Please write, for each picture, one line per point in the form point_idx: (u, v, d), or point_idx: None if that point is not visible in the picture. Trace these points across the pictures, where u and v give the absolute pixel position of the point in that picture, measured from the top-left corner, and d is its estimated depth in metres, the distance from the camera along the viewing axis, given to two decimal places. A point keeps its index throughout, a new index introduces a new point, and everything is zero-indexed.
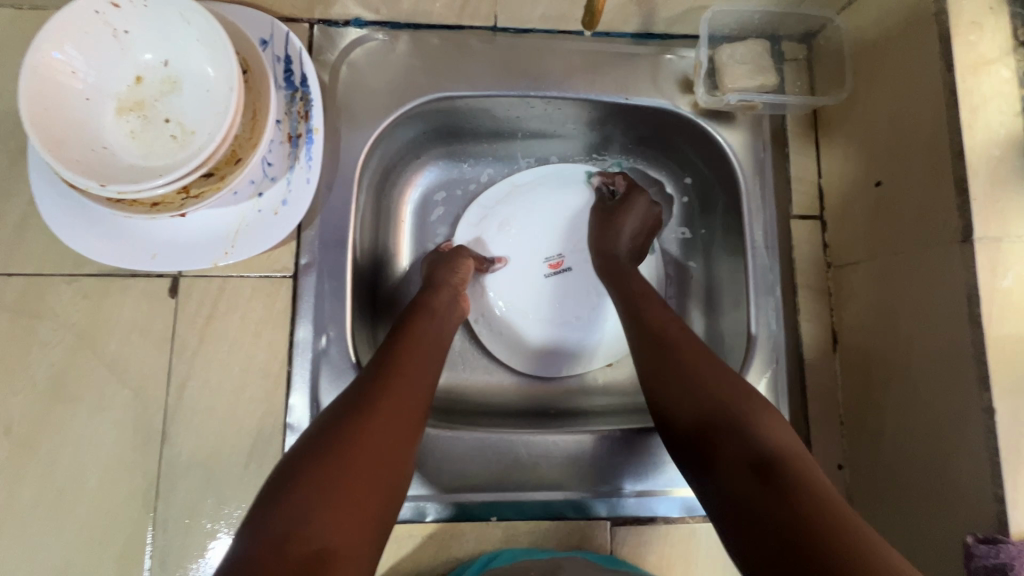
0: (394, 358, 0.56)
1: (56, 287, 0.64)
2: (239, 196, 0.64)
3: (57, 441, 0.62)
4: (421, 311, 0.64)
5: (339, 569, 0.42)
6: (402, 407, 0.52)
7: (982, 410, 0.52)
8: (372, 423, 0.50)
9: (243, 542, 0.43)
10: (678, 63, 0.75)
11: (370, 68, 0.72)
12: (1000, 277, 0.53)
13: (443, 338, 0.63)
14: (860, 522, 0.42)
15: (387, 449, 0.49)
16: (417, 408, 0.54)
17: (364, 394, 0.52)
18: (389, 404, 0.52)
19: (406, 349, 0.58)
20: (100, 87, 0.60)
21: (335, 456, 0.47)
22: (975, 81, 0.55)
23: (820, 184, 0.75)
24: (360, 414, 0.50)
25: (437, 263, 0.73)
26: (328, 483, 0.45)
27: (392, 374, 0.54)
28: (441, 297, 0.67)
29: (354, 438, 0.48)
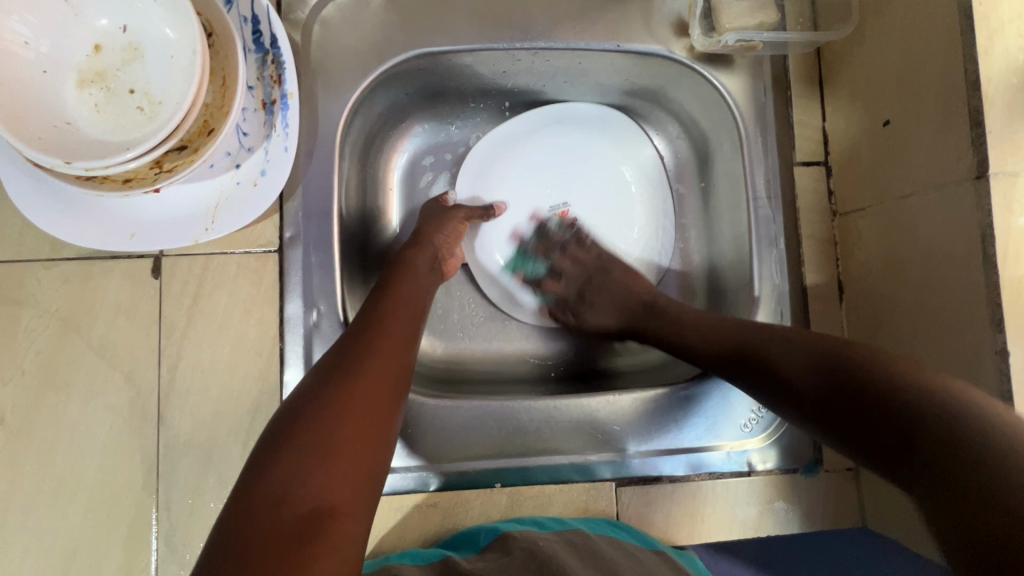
0: (376, 319, 0.55)
1: (35, 274, 0.62)
2: (215, 167, 0.61)
3: (52, 429, 0.61)
4: (402, 271, 0.62)
5: (337, 526, 0.42)
6: (388, 360, 0.51)
7: (995, 352, 0.50)
8: (361, 379, 0.49)
9: (234, 507, 0.42)
10: (672, 4, 0.70)
11: (345, 26, 0.67)
12: (1017, 215, 0.50)
13: (427, 296, 0.62)
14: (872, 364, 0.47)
15: (378, 402, 0.48)
16: (404, 362, 0.53)
17: (347, 352, 0.51)
18: (374, 360, 0.51)
19: (391, 304, 0.57)
20: (55, 57, 0.56)
21: (325, 415, 0.46)
22: (993, 2, 0.51)
23: (824, 128, 0.71)
24: (345, 369, 0.49)
25: (424, 220, 0.70)
26: (322, 441, 0.44)
27: (373, 334, 0.53)
28: (422, 256, 0.65)
29: (341, 395, 0.47)
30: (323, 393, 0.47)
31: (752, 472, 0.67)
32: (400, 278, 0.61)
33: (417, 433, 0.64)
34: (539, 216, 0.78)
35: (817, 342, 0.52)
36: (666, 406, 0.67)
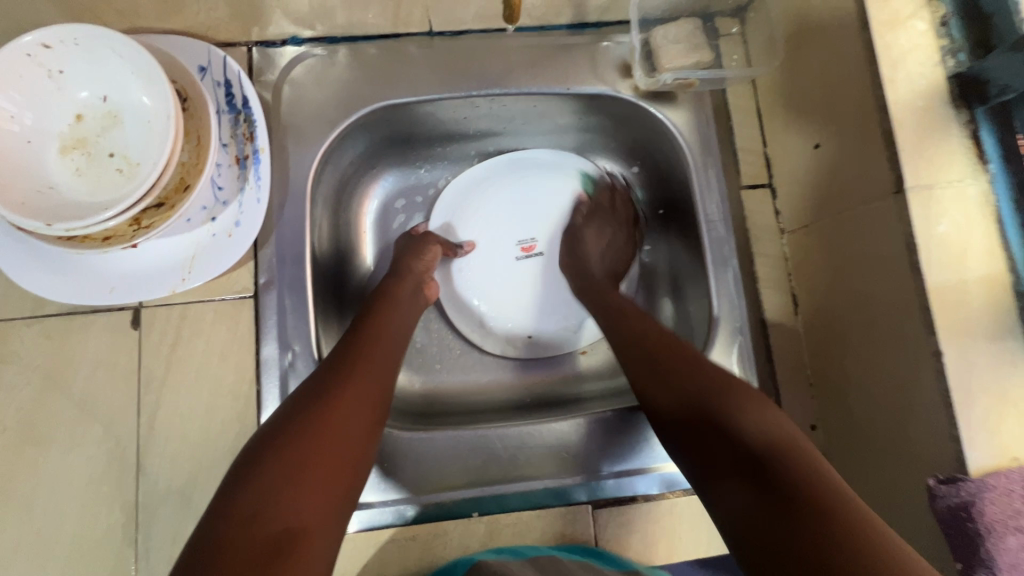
0: (359, 346, 0.57)
1: (17, 331, 0.64)
2: (192, 222, 0.65)
3: (32, 483, 0.62)
4: (385, 299, 0.65)
5: (302, 548, 0.43)
6: (368, 390, 0.53)
7: (931, 352, 0.53)
8: (341, 404, 0.51)
9: (205, 524, 0.44)
10: (616, 49, 0.76)
11: (312, 84, 0.72)
12: (936, 223, 0.54)
13: (410, 324, 0.66)
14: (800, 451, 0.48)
15: (354, 432, 0.50)
16: (384, 393, 0.55)
17: (329, 378, 0.53)
18: (355, 387, 0.53)
19: (374, 330, 0.60)
20: (40, 128, 0.60)
21: (306, 439, 0.47)
22: (893, 37, 0.56)
23: (766, 153, 0.76)
24: (326, 396, 0.51)
25: (408, 250, 0.74)
26: (301, 464, 0.46)
27: (356, 360, 0.55)
28: (405, 285, 0.68)
29: (320, 421, 0.49)
30: (303, 416, 0.49)
31: None
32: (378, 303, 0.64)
33: (395, 468, 0.65)
34: (581, 243, 0.78)
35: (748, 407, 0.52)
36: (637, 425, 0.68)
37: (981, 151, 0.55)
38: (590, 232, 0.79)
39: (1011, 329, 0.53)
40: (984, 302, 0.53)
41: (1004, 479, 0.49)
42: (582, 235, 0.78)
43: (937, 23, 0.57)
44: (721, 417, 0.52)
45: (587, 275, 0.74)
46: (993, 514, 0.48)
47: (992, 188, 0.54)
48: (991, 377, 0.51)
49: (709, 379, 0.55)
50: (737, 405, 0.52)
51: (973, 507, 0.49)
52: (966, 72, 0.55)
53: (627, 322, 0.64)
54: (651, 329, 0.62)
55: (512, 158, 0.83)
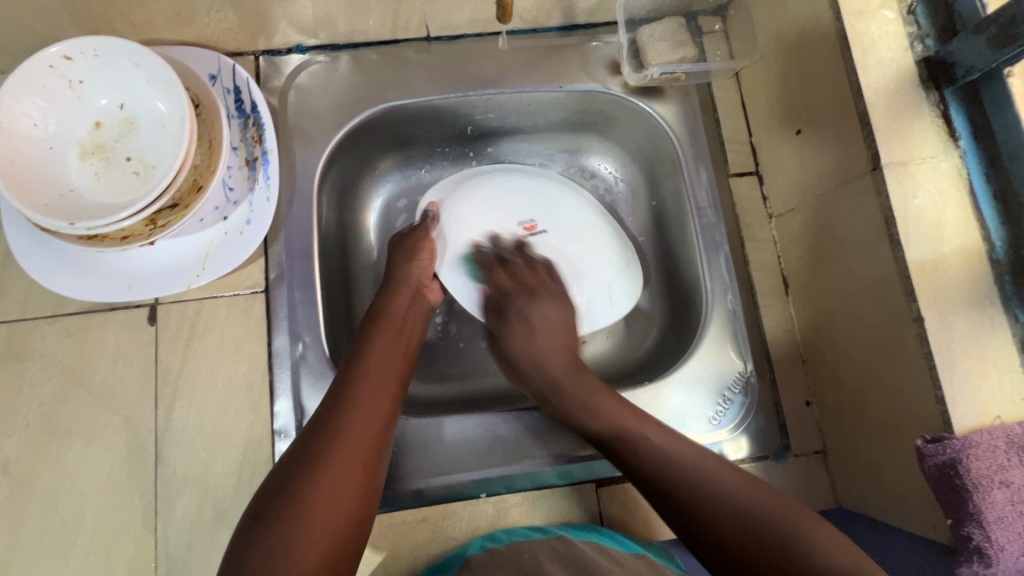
0: (352, 381, 0.58)
1: (38, 330, 0.67)
2: (205, 221, 0.68)
3: (54, 476, 0.64)
4: (381, 319, 0.66)
5: None
6: (360, 438, 0.55)
7: (913, 319, 0.55)
8: (341, 467, 0.52)
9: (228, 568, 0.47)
10: (604, 49, 0.80)
11: (317, 89, 0.76)
12: (912, 197, 0.57)
13: (409, 341, 0.66)
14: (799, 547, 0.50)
15: (354, 488, 0.52)
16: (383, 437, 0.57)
17: (324, 436, 0.54)
18: (353, 443, 0.54)
19: (371, 368, 0.60)
20: (61, 135, 0.64)
21: (314, 506, 0.49)
22: (863, 25, 0.60)
23: (751, 142, 0.80)
24: (323, 458, 0.52)
25: (406, 252, 0.72)
26: (315, 529, 0.49)
27: (352, 399, 0.56)
28: (400, 298, 0.69)
29: (323, 489, 0.50)
30: (306, 484, 0.50)
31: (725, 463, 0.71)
32: (372, 335, 0.64)
33: (403, 453, 0.67)
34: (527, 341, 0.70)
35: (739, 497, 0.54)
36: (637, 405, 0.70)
37: (951, 128, 0.58)
38: (540, 310, 0.71)
39: (988, 294, 0.55)
40: (962, 269, 0.55)
41: (987, 436, 0.51)
42: (522, 330, 0.70)
43: (905, 12, 0.60)
44: (687, 482, 0.55)
45: (552, 380, 0.67)
46: (977, 470, 0.50)
47: (963, 163, 0.58)
48: (971, 339, 0.54)
49: (702, 469, 0.56)
50: (735, 498, 0.53)
51: (959, 464, 0.51)
52: (933, 55, 0.59)
53: (596, 403, 0.63)
54: (622, 413, 0.62)
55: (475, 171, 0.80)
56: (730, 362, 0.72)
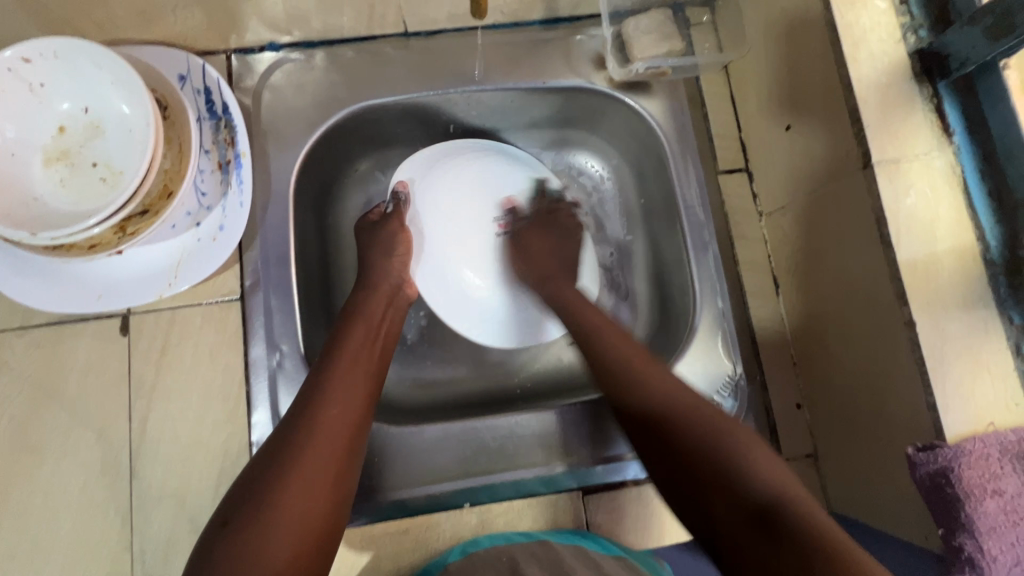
0: (330, 378, 0.57)
1: (7, 342, 0.65)
2: (176, 227, 0.66)
3: (28, 491, 0.63)
4: (359, 318, 0.64)
5: None
6: (340, 436, 0.54)
7: (905, 323, 0.54)
8: (306, 471, 0.50)
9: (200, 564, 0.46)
10: (588, 43, 0.77)
11: (291, 88, 0.73)
12: (904, 196, 0.55)
13: (386, 342, 0.65)
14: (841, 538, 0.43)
15: (322, 489, 0.50)
16: (354, 440, 0.55)
17: (289, 442, 0.52)
18: (319, 447, 0.52)
19: (338, 369, 0.58)
20: (23, 141, 0.61)
21: (280, 513, 0.48)
22: (854, 15, 0.57)
23: (741, 139, 0.78)
24: (289, 463, 0.50)
25: (380, 248, 0.70)
26: (282, 536, 0.47)
27: (329, 396, 0.55)
28: (376, 299, 0.67)
29: (290, 494, 0.49)
30: (272, 492, 0.48)
31: None
32: (341, 337, 0.62)
33: (384, 464, 0.65)
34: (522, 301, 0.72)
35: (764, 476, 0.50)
36: None
37: (944, 124, 0.56)
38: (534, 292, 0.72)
39: (982, 296, 0.53)
40: (955, 270, 0.54)
41: (980, 443, 0.49)
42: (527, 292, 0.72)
43: (897, 1, 0.58)
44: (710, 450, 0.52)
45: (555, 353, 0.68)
46: (970, 478, 0.49)
47: (957, 159, 0.56)
48: (964, 343, 0.52)
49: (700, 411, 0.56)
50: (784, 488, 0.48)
51: (951, 472, 0.49)
52: (927, 47, 0.56)
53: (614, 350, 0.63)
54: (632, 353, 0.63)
55: (456, 146, 0.77)
56: (719, 365, 0.71)
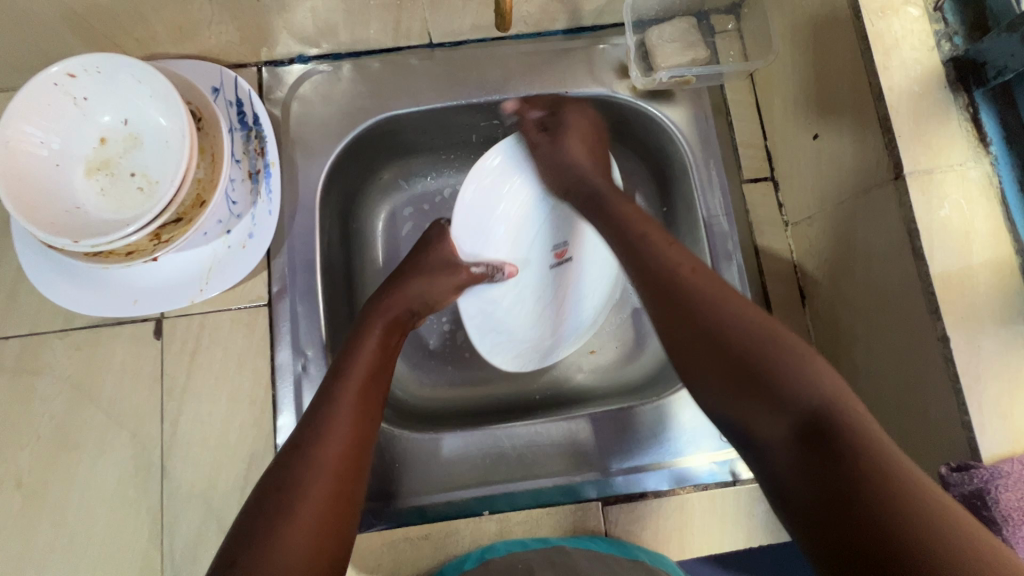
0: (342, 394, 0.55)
1: (48, 344, 0.68)
2: (209, 235, 0.68)
3: (66, 486, 0.66)
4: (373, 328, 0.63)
5: None
6: (350, 455, 0.52)
7: (938, 339, 0.52)
8: (315, 487, 0.49)
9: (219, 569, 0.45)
10: (612, 52, 0.77)
11: (319, 100, 0.75)
12: (938, 208, 0.53)
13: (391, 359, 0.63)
14: (891, 449, 0.41)
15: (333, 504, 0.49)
16: (364, 453, 0.54)
17: (297, 464, 0.50)
18: (330, 464, 0.50)
19: (348, 387, 0.56)
20: (66, 153, 0.64)
21: (295, 529, 0.46)
22: (886, 23, 0.56)
23: (766, 147, 0.77)
24: (302, 484, 0.49)
25: (417, 272, 0.69)
26: (306, 534, 0.47)
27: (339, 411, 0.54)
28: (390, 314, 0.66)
29: (303, 512, 0.47)
30: (283, 509, 0.47)
31: (737, 481, 0.68)
32: (353, 348, 0.61)
33: (404, 470, 0.67)
34: (549, 157, 0.72)
35: (821, 394, 0.45)
36: (648, 423, 0.69)
37: (981, 134, 0.54)
38: (571, 145, 0.71)
39: (1020, 311, 0.52)
40: (992, 284, 0.52)
41: (1018, 465, 0.48)
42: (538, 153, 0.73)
43: (931, 8, 0.57)
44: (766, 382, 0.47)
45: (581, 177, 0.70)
46: (1008, 502, 0.47)
47: (994, 170, 0.54)
48: (1002, 360, 0.51)
49: (747, 325, 0.50)
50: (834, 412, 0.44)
51: (987, 494, 0.47)
52: (962, 55, 0.55)
53: (664, 258, 0.56)
54: (681, 261, 0.56)
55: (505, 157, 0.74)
56: None
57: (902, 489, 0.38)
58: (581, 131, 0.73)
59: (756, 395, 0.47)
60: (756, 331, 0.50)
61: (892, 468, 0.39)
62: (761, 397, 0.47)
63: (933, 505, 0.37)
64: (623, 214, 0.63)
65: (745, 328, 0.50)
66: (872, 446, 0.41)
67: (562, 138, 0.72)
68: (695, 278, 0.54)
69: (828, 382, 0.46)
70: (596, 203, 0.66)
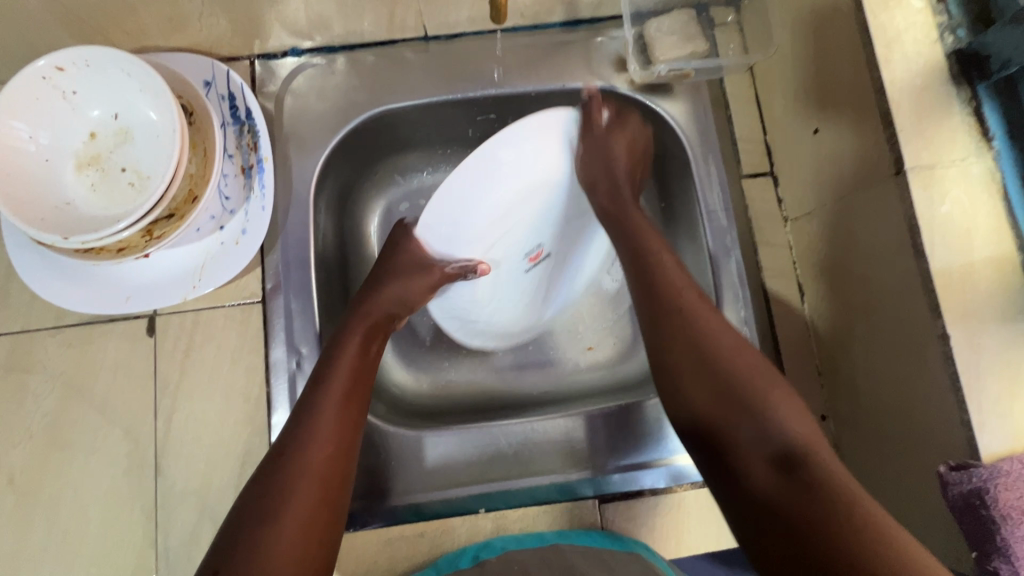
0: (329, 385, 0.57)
1: (40, 341, 0.68)
2: (201, 231, 0.67)
3: (60, 484, 0.65)
4: (356, 322, 0.63)
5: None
6: (335, 443, 0.54)
7: (938, 336, 0.52)
8: (302, 478, 0.50)
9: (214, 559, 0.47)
10: (610, 45, 0.76)
11: (313, 93, 0.74)
12: (939, 204, 0.53)
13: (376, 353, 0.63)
14: (848, 484, 0.48)
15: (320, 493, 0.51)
16: (349, 442, 0.55)
17: (288, 454, 0.52)
18: (317, 455, 0.52)
19: (333, 380, 0.57)
20: (56, 147, 0.63)
21: (286, 519, 0.48)
22: (888, 15, 0.55)
23: (766, 142, 0.77)
24: (308, 458, 0.52)
25: (393, 265, 0.67)
26: (296, 523, 0.48)
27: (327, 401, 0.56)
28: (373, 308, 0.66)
29: (300, 488, 0.50)
30: (269, 511, 0.48)
31: None
32: (344, 334, 0.62)
33: (399, 468, 0.66)
34: (593, 163, 0.70)
35: (792, 434, 0.52)
36: (645, 420, 0.68)
37: (984, 129, 0.54)
38: (617, 144, 0.69)
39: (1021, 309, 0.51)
40: (993, 281, 0.51)
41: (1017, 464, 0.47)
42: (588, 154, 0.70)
43: None
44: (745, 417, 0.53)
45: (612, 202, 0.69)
46: (1006, 501, 0.47)
47: (997, 165, 0.53)
48: (1003, 358, 0.50)
49: (738, 372, 0.56)
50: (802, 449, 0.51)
51: (986, 493, 0.47)
52: (966, 48, 0.54)
53: (684, 303, 0.60)
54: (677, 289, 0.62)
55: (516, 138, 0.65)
56: None
57: (853, 518, 0.45)
58: (629, 141, 0.70)
59: (734, 435, 0.54)
60: (747, 373, 0.56)
61: (841, 494, 0.47)
62: (737, 435, 0.53)
63: (878, 527, 0.44)
64: (614, 205, 0.69)
65: (730, 372, 0.56)
66: (829, 478, 0.48)
67: (609, 139, 0.69)
68: (689, 297, 0.61)
69: (799, 426, 0.52)
70: (626, 227, 0.67)
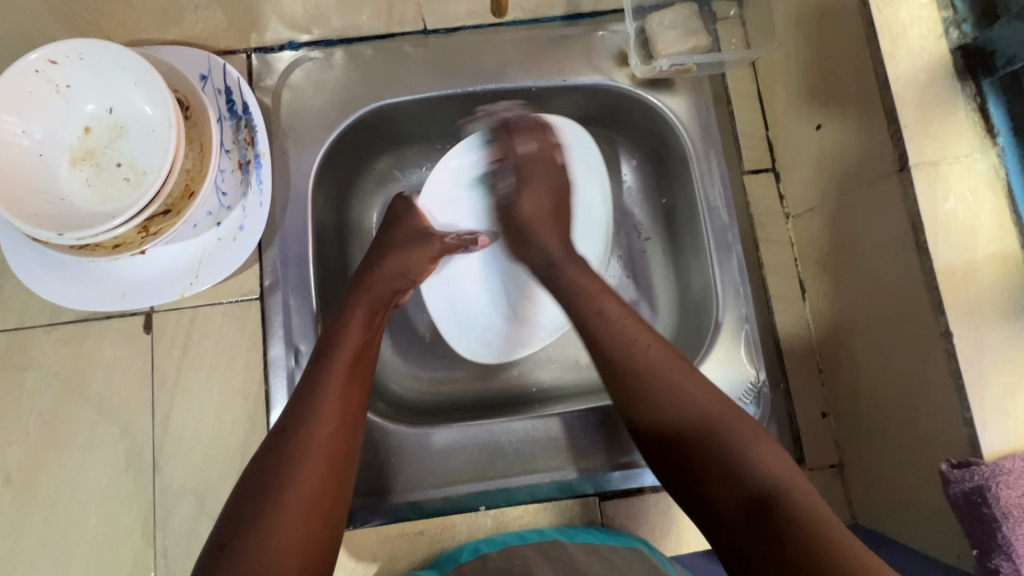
0: (330, 371, 0.55)
1: (35, 338, 0.67)
2: (198, 227, 0.66)
3: (57, 483, 0.65)
4: (357, 303, 0.62)
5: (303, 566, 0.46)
6: (337, 433, 0.52)
7: (941, 334, 0.51)
8: (305, 468, 0.49)
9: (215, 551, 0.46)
10: (611, 39, 0.75)
11: (310, 87, 0.73)
12: (943, 201, 0.52)
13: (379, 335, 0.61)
14: (819, 509, 0.48)
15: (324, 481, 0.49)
16: (353, 430, 0.53)
17: (289, 440, 0.50)
18: (320, 442, 0.50)
19: (334, 364, 0.55)
20: (50, 142, 0.62)
21: (288, 509, 0.47)
22: (893, 10, 0.55)
23: (768, 137, 0.76)
24: (280, 480, 0.48)
25: (392, 249, 0.67)
26: (298, 512, 0.47)
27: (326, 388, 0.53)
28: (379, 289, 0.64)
29: (291, 505, 0.47)
30: (267, 499, 0.47)
31: None
32: (340, 328, 0.59)
33: (399, 466, 0.66)
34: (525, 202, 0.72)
35: (763, 470, 0.51)
36: None
37: (989, 125, 0.53)
38: (531, 188, 0.72)
39: None
40: (997, 278, 0.51)
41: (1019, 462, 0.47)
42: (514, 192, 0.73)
43: None
44: (720, 457, 0.52)
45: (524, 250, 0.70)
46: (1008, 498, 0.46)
47: (1001, 162, 0.53)
48: (1007, 356, 0.50)
49: (704, 411, 0.55)
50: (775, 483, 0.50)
51: (988, 491, 0.47)
52: (972, 43, 0.53)
53: (626, 335, 0.59)
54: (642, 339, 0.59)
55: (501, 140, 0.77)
56: (742, 370, 0.69)
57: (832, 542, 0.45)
58: (550, 182, 0.73)
59: (705, 475, 0.52)
60: (711, 416, 0.55)
61: (819, 524, 0.47)
62: (710, 473, 0.52)
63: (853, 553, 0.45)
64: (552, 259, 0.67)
65: (692, 415, 0.55)
66: (803, 507, 0.48)
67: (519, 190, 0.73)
68: (649, 350, 0.58)
69: (771, 464, 0.51)
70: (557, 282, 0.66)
